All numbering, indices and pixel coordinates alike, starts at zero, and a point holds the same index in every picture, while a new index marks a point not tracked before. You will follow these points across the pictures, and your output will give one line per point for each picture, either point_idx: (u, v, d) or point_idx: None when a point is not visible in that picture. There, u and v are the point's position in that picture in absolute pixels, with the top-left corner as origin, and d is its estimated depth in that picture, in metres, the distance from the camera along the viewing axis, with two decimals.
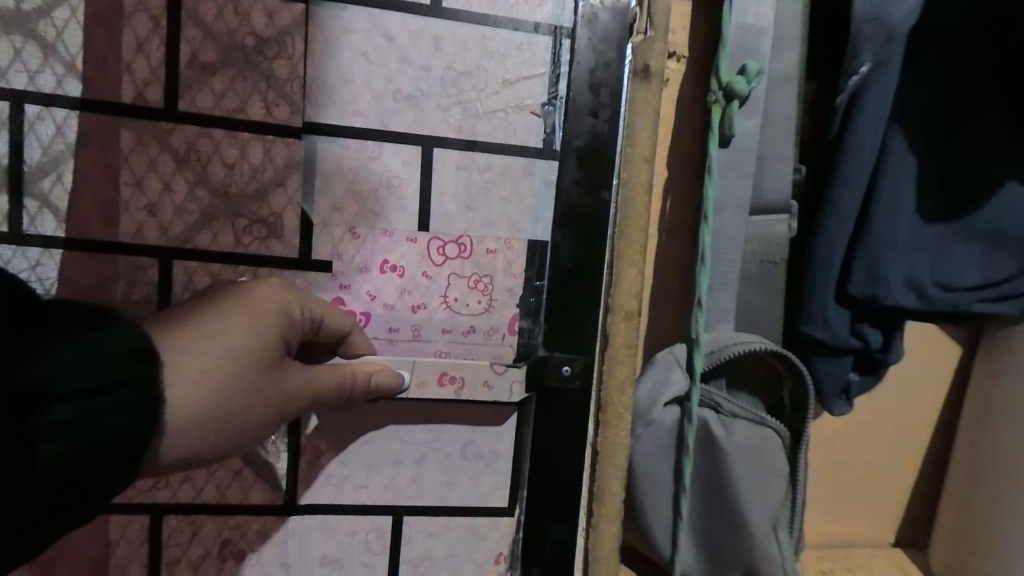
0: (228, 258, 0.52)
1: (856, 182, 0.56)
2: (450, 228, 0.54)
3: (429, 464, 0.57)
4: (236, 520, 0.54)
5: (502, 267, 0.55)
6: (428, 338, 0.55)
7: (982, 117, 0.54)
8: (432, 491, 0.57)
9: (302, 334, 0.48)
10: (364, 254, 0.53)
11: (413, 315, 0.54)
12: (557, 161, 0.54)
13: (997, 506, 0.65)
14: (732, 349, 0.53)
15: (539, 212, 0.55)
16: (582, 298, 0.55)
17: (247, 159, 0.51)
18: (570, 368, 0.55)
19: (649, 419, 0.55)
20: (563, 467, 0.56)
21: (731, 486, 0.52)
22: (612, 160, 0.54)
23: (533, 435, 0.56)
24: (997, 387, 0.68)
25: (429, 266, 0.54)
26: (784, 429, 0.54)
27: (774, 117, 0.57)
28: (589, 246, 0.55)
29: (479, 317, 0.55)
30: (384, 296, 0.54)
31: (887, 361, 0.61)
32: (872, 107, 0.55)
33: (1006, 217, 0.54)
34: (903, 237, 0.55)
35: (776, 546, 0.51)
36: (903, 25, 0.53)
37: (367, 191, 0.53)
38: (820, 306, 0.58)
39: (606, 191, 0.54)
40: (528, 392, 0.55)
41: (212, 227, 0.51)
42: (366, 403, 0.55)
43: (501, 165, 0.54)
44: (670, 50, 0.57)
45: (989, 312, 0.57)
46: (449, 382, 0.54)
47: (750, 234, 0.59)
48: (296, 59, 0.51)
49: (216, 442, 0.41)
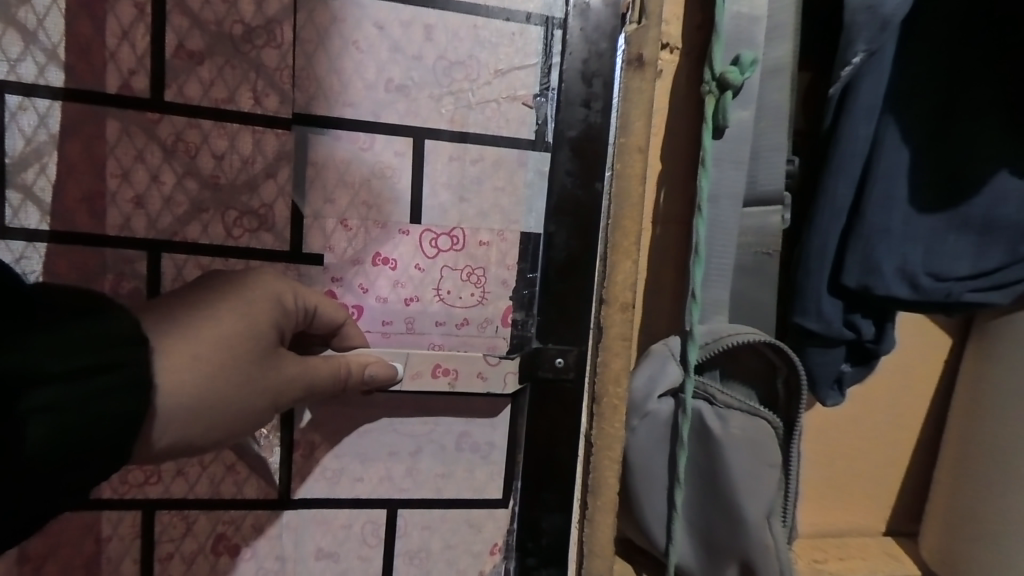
0: (218, 250, 0.51)
1: (849, 173, 0.56)
2: (443, 221, 0.54)
3: (425, 457, 0.57)
4: (231, 514, 0.54)
5: (496, 258, 0.55)
6: (422, 331, 0.55)
7: (980, 110, 0.54)
8: (428, 482, 0.57)
9: (298, 324, 0.48)
10: (357, 247, 0.53)
11: (407, 307, 0.54)
12: (550, 152, 0.54)
13: (986, 499, 0.67)
14: (725, 341, 0.53)
15: (532, 203, 0.55)
16: (577, 289, 0.55)
17: (235, 150, 0.50)
18: (564, 360, 0.56)
19: (645, 412, 0.55)
20: (559, 456, 0.57)
21: (725, 477, 0.53)
22: (607, 151, 0.54)
23: (528, 427, 0.57)
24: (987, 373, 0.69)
25: (422, 259, 0.54)
26: (777, 419, 0.54)
27: (767, 108, 0.57)
28: (584, 236, 0.54)
29: (473, 309, 0.55)
30: (377, 289, 0.54)
31: (880, 351, 0.62)
32: (865, 98, 0.56)
33: (998, 207, 0.54)
34: (897, 227, 0.55)
35: (769, 535, 0.52)
36: (897, 14, 0.53)
37: (359, 183, 0.52)
38: (814, 297, 0.58)
39: (599, 183, 0.54)
40: (522, 383, 0.55)
41: (201, 219, 0.51)
42: (360, 396, 0.54)
43: (494, 156, 0.54)
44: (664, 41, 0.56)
45: (980, 302, 0.57)
46: (444, 373, 0.53)
47: (744, 226, 0.59)
48: (285, 48, 0.50)
49: (208, 432, 0.41)
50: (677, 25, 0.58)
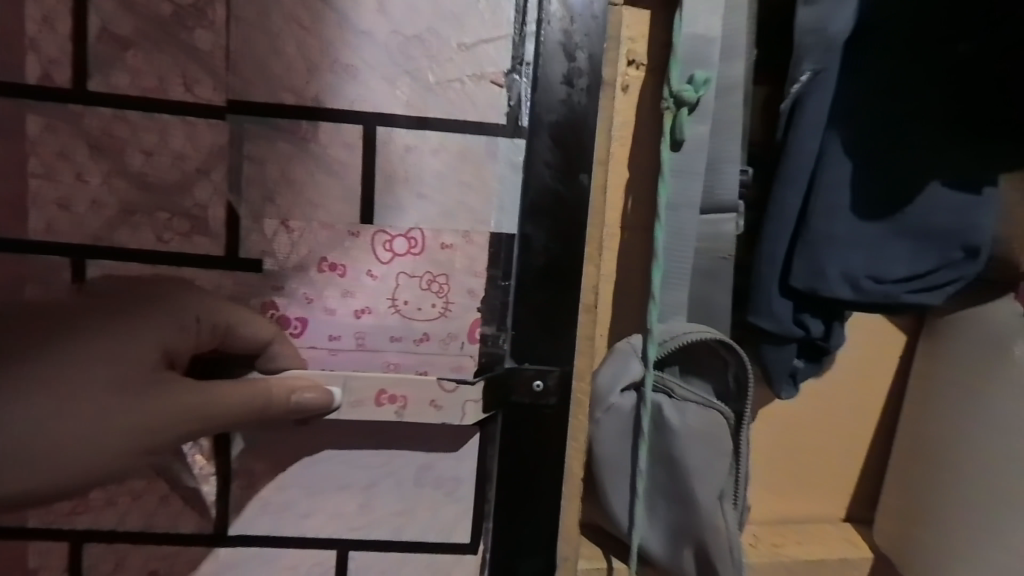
0: (148, 257, 0.48)
1: (797, 182, 0.59)
2: (400, 222, 0.52)
3: (380, 489, 0.55)
4: (164, 550, 0.52)
5: (462, 265, 0.54)
6: (376, 347, 0.53)
7: (916, 124, 0.57)
8: (383, 519, 0.55)
9: (195, 348, 0.47)
10: (301, 252, 0.51)
11: (358, 320, 0.53)
12: (523, 141, 0.53)
13: (934, 495, 0.67)
14: (682, 338, 0.55)
15: (502, 198, 0.53)
16: (554, 293, 0.55)
17: (171, 144, 0.47)
18: (543, 383, 0.55)
19: (609, 405, 0.57)
20: (540, 477, 0.56)
21: (682, 465, 0.55)
22: (587, 140, 0.53)
23: (500, 454, 0.55)
24: (932, 369, 0.69)
25: (375, 266, 0.52)
26: (729, 410, 0.57)
27: (723, 121, 0.59)
28: (564, 241, 0.54)
29: (435, 323, 0.54)
30: (326, 299, 0.52)
31: (830, 348, 0.65)
32: (813, 112, 0.58)
33: (932, 212, 0.58)
34: (841, 232, 0.59)
35: (721, 518, 0.55)
36: (840, 36, 0.56)
37: (317, 186, 0.51)
38: (766, 298, 0.61)
39: (584, 175, 0.54)
40: (489, 412, 0.55)
41: (132, 222, 0.48)
42: (302, 426, 0.53)
43: (458, 146, 0.52)
44: (631, 60, 0.59)
45: (921, 302, 0.59)
46: (390, 401, 0.52)
47: (702, 233, 0.61)
48: (218, 26, 0.47)
49: (83, 461, 0.41)
50: (644, 44, 0.60)
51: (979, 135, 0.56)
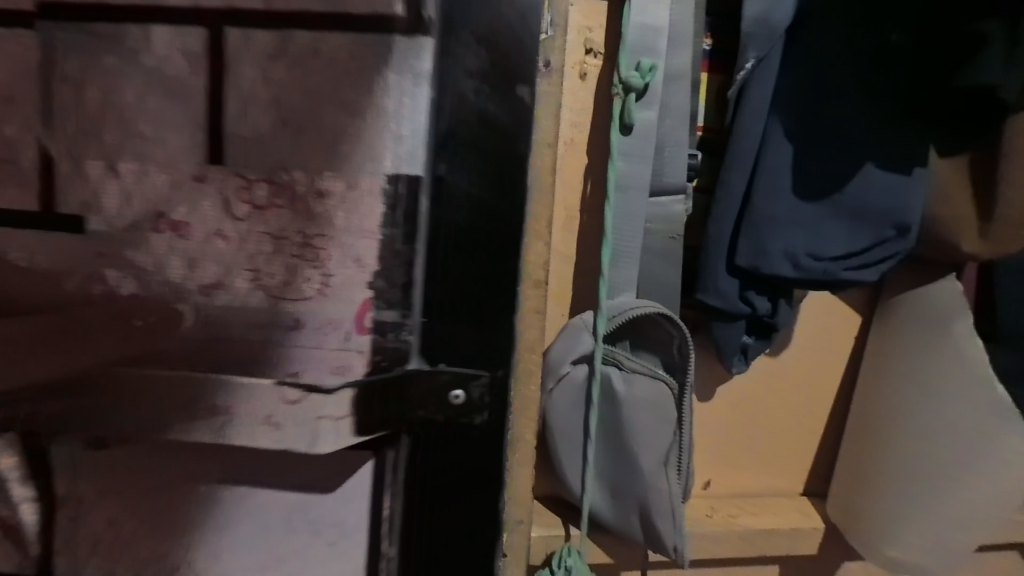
0: (18, 213, 0.48)
1: (741, 165, 0.64)
2: (283, 153, 0.46)
3: (250, 511, 0.50)
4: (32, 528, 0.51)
5: (348, 229, 0.46)
6: (241, 333, 0.47)
7: (851, 111, 0.61)
8: (251, 545, 0.51)
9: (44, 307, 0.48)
10: (178, 195, 0.47)
11: (212, 299, 0.47)
12: (433, 40, 0.45)
13: (873, 458, 0.75)
14: (628, 312, 0.60)
15: (406, 118, 0.46)
16: (473, 244, 0.47)
17: (56, 136, 0.47)
18: (467, 395, 0.47)
19: (561, 375, 0.62)
20: (439, 496, 0.49)
21: (627, 430, 0.60)
22: (512, 50, 0.45)
23: (389, 470, 0.49)
24: (895, 342, 0.75)
25: (231, 225, 0.47)
26: (673, 381, 0.61)
27: (670, 108, 0.64)
28: (485, 178, 0.46)
29: (310, 303, 0.47)
30: (200, 273, 0.47)
31: (776, 324, 0.69)
32: (756, 100, 0.63)
33: (866, 194, 0.62)
34: (781, 213, 0.63)
35: (664, 481, 0.60)
36: (782, 25, 0.61)
37: (199, 148, 0.47)
38: (712, 276, 0.65)
39: (519, 95, 0.45)
40: (362, 433, 0.47)
41: (22, 157, 0.47)
42: (171, 438, 0.48)
43: (353, 50, 0.45)
44: (588, 48, 0.65)
45: (853, 279, 0.64)
46: (218, 413, 0.47)
47: (652, 214, 0.66)
48: None
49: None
50: (602, 32, 0.65)
51: (908, 124, 0.62)
